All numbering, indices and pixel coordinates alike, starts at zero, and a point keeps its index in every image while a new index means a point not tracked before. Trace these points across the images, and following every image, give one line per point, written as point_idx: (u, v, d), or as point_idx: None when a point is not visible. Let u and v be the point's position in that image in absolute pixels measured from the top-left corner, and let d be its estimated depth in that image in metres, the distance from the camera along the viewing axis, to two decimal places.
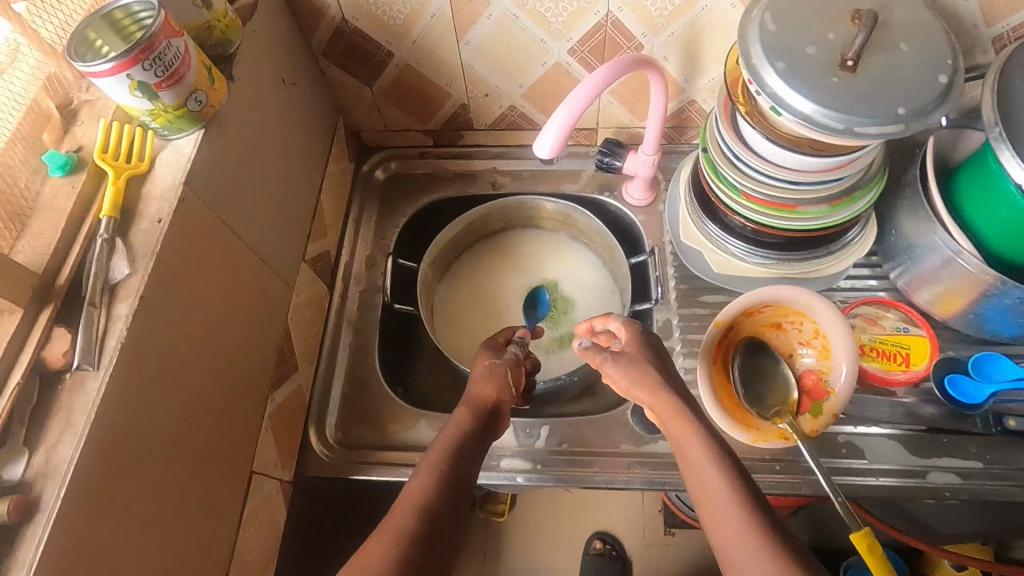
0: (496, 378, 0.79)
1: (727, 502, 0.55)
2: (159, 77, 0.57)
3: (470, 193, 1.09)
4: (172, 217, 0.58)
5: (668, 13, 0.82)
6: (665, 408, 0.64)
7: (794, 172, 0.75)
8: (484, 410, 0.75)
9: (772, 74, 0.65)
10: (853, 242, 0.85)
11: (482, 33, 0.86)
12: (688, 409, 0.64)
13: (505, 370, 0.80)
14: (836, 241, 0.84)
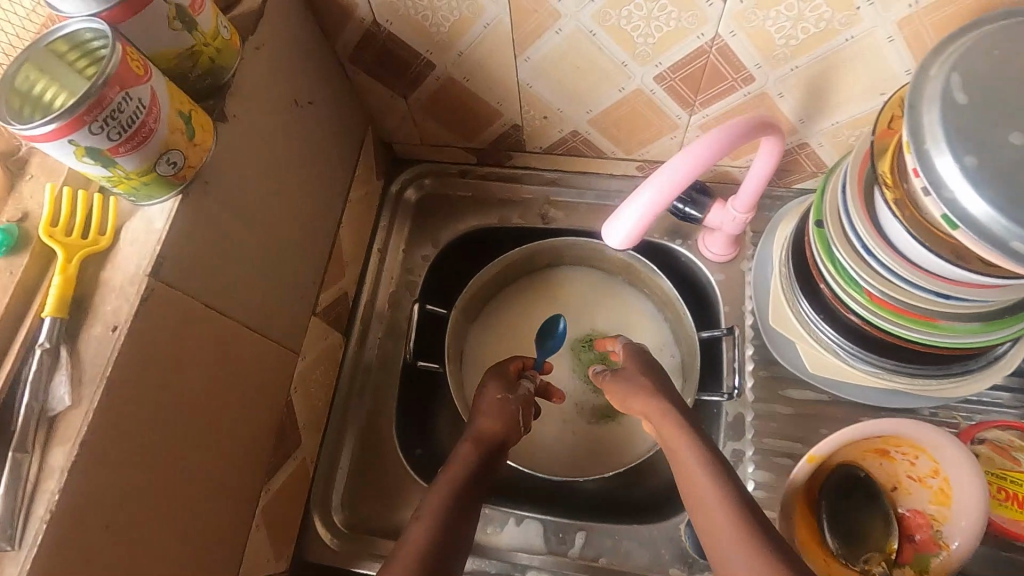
0: (501, 412, 0.78)
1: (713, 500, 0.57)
2: (114, 140, 0.43)
3: (515, 224, 0.92)
4: (131, 326, 0.45)
5: (799, 42, 0.61)
6: (661, 421, 0.68)
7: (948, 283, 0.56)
8: (487, 443, 0.75)
9: (947, 164, 0.46)
10: (1002, 359, 0.66)
11: (547, 49, 0.67)
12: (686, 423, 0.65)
13: (511, 406, 0.78)
14: (979, 359, 0.66)
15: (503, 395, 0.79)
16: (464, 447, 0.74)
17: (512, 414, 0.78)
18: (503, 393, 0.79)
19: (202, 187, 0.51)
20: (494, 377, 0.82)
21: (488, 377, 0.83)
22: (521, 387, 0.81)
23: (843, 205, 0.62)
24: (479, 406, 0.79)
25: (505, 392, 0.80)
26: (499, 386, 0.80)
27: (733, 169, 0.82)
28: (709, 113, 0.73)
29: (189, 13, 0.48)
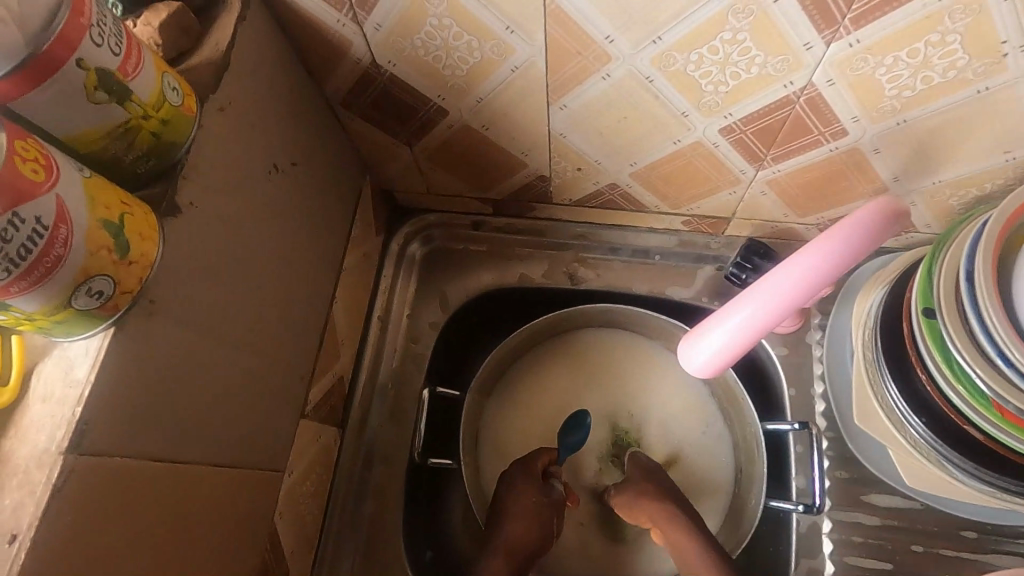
0: (534, 521, 0.65)
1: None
2: (1, 279, 0.29)
3: (538, 285, 0.79)
4: (37, 533, 0.32)
5: (915, 93, 0.48)
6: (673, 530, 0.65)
7: None
8: (518, 559, 0.64)
9: None
10: None
11: (590, 96, 0.54)
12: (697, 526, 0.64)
13: (545, 514, 0.66)
14: None
15: (537, 501, 0.66)
16: (493, 563, 0.63)
17: (547, 524, 0.66)
18: (538, 497, 0.66)
19: (146, 309, 0.38)
20: (522, 474, 0.68)
21: (511, 472, 0.69)
22: (556, 489, 0.68)
23: (967, 295, 0.49)
24: (507, 513, 0.65)
25: (539, 496, 0.66)
26: (533, 489, 0.67)
27: (799, 227, 0.69)
28: (782, 169, 0.60)
29: (118, 78, 0.34)
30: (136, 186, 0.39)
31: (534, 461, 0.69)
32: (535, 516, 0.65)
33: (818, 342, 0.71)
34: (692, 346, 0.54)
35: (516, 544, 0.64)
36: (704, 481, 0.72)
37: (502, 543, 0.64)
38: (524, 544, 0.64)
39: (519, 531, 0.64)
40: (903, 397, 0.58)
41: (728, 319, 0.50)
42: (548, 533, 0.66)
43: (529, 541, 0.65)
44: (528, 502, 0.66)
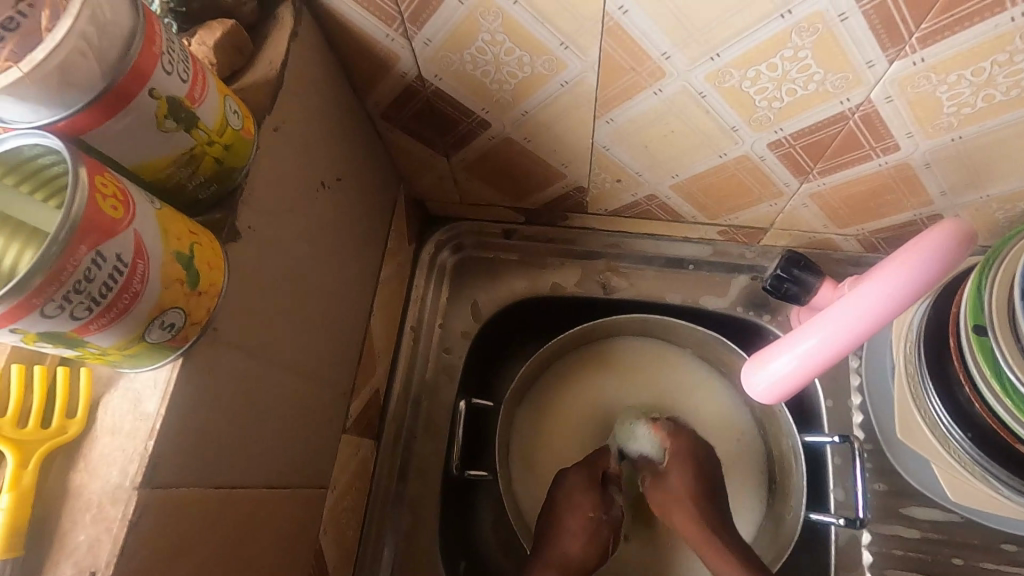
0: (591, 537, 0.67)
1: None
2: (82, 317, 0.28)
3: (570, 294, 0.79)
4: (115, 571, 0.32)
5: (973, 111, 0.47)
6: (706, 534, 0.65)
7: None
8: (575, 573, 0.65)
9: None
10: None
11: (639, 111, 0.53)
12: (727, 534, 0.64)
13: (601, 528, 0.68)
14: None
15: (595, 516, 0.67)
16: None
17: (603, 538, 0.68)
18: (596, 512, 0.67)
19: (211, 338, 0.37)
20: (575, 487, 0.68)
21: (567, 479, 0.69)
22: (613, 503, 0.69)
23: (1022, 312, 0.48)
24: (566, 528, 0.66)
25: (597, 511, 0.67)
26: (590, 502, 0.67)
27: (837, 238, 0.69)
28: (827, 182, 0.60)
29: (186, 105, 0.34)
30: (197, 211, 0.38)
31: (590, 471, 0.69)
32: (592, 532, 0.67)
33: (855, 354, 0.71)
34: (756, 371, 0.55)
35: (573, 558, 0.65)
36: (744, 480, 0.73)
37: (562, 558, 0.65)
38: (579, 559, 0.66)
39: (575, 546, 0.66)
40: (948, 411, 0.58)
41: (796, 346, 0.51)
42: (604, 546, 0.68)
43: (584, 556, 0.66)
44: (585, 517, 0.67)
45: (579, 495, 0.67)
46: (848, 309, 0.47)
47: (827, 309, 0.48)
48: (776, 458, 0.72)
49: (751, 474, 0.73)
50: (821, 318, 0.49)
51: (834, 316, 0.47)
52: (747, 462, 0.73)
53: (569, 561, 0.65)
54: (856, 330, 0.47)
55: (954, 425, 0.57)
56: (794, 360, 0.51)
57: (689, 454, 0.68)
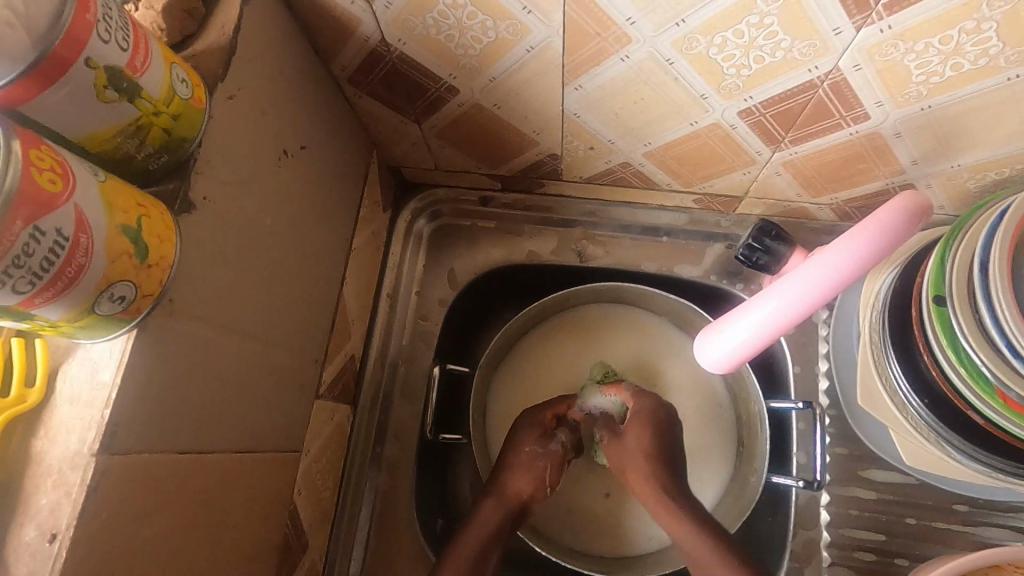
0: (533, 472, 0.66)
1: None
2: (26, 291, 0.29)
3: (547, 261, 0.79)
4: (75, 534, 0.33)
5: (942, 80, 0.47)
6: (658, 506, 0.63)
7: None
8: (514, 509, 0.64)
9: None
10: None
11: (608, 77, 0.52)
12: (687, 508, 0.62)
13: (545, 465, 0.66)
14: None
15: (535, 450, 0.66)
16: (483, 510, 0.64)
17: (545, 474, 0.66)
18: (534, 446, 0.67)
19: (166, 309, 0.38)
20: (524, 427, 0.68)
21: (520, 423, 0.69)
22: (558, 441, 0.68)
23: (981, 285, 0.49)
24: (507, 462, 0.66)
25: (536, 446, 0.67)
26: (533, 439, 0.67)
27: (811, 206, 0.69)
28: (799, 151, 0.59)
29: (127, 74, 0.33)
30: (149, 182, 0.38)
31: (541, 412, 0.69)
32: (532, 465, 0.66)
33: (824, 322, 0.72)
34: (711, 339, 0.56)
35: (511, 490, 0.65)
36: (711, 446, 0.74)
37: (499, 490, 0.65)
38: (518, 494, 0.65)
39: (515, 478, 0.65)
40: (907, 378, 0.59)
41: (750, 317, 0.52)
42: (547, 483, 0.66)
43: (524, 493, 0.65)
44: (524, 452, 0.66)
45: (523, 432, 0.68)
46: (806, 274, 0.47)
47: (786, 273, 0.49)
48: (743, 423, 0.74)
49: (722, 435, 0.75)
50: (780, 282, 0.49)
51: (792, 281, 0.48)
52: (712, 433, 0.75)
53: (505, 493, 0.65)
54: (814, 295, 0.47)
55: (912, 392, 0.59)
56: (757, 325, 0.51)
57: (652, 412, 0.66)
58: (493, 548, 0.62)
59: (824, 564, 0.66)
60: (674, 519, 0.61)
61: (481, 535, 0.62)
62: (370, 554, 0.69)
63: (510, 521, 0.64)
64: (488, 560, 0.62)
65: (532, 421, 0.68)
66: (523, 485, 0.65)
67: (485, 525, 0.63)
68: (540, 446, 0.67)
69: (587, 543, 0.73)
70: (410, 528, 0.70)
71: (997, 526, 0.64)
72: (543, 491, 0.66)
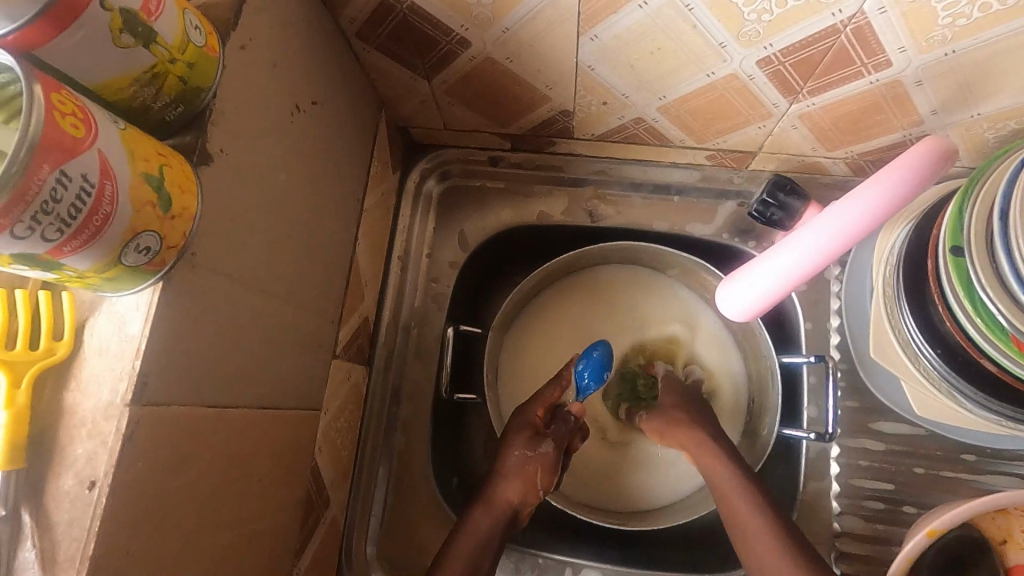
0: (525, 478, 0.63)
1: (757, 521, 0.57)
2: (54, 240, 0.28)
3: (557, 222, 0.79)
4: (113, 481, 0.33)
5: (969, 22, 0.46)
6: (692, 454, 0.64)
7: None
8: (506, 515, 0.62)
9: None
10: None
11: (624, 26, 0.51)
12: (717, 445, 0.64)
13: (534, 470, 0.63)
14: None
15: (523, 454, 0.63)
16: (477, 512, 0.62)
17: (534, 479, 0.63)
18: (523, 450, 0.64)
19: (187, 263, 0.38)
20: (514, 430, 0.66)
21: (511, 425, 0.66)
22: (547, 442, 0.64)
23: (1000, 233, 0.49)
24: (498, 470, 0.64)
25: (524, 449, 0.64)
26: (520, 442, 0.64)
27: (825, 160, 0.68)
28: (817, 102, 0.58)
29: (141, 18, 0.32)
30: (165, 134, 0.38)
31: (529, 412, 0.66)
32: (522, 472, 0.63)
33: (836, 278, 0.72)
34: (728, 291, 0.57)
35: (502, 499, 0.62)
36: (722, 404, 0.75)
37: (490, 497, 0.62)
38: (509, 502, 0.62)
39: (506, 486, 0.62)
40: (920, 331, 0.59)
41: (763, 274, 0.53)
42: (537, 488, 0.63)
43: (516, 500, 0.62)
44: (512, 456, 0.63)
45: (512, 434, 0.65)
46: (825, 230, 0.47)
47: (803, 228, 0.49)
48: (754, 378, 0.75)
49: (731, 392, 0.76)
50: (795, 237, 0.49)
51: (809, 237, 0.48)
52: (721, 392, 0.76)
53: (495, 501, 0.62)
54: (827, 252, 0.48)
55: (925, 344, 0.59)
56: (768, 278, 0.52)
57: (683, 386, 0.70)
58: (484, 555, 0.59)
59: (833, 513, 0.67)
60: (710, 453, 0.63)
61: (477, 539, 0.60)
62: (388, 511, 0.70)
63: (503, 532, 0.61)
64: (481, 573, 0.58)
65: (524, 422, 0.65)
66: (513, 490, 0.62)
67: (479, 533, 0.60)
68: (529, 452, 0.63)
69: (601, 499, 0.73)
70: (427, 483, 0.72)
71: (1003, 474, 0.65)
72: (532, 503, 0.63)
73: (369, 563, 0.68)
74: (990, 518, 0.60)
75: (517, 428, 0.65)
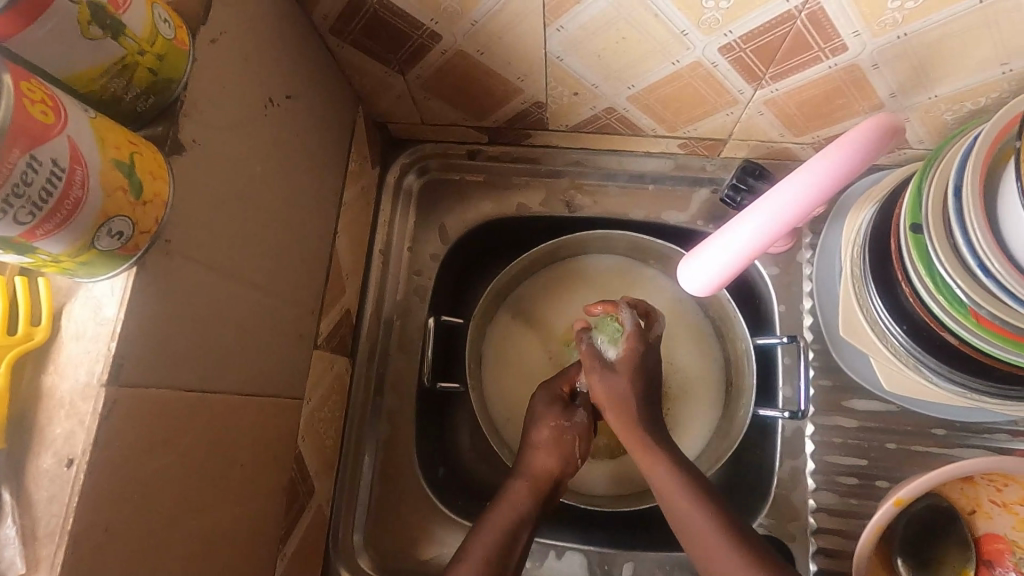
0: (559, 449, 0.64)
1: (705, 519, 0.57)
2: (27, 223, 0.30)
3: (535, 213, 0.80)
4: (92, 458, 0.35)
5: (917, 5, 0.47)
6: (636, 445, 0.62)
7: None
8: (545, 487, 0.62)
9: None
10: None
11: (588, 16, 0.53)
12: (657, 446, 0.62)
13: (571, 438, 0.64)
14: None
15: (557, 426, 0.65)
16: (515, 486, 0.62)
17: (570, 451, 0.64)
18: (559, 422, 0.65)
19: (163, 249, 0.39)
20: (541, 406, 0.67)
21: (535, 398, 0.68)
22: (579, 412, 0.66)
23: (954, 209, 0.50)
24: (531, 444, 0.65)
25: (559, 419, 0.65)
26: (552, 413, 0.66)
27: (793, 146, 0.70)
28: (780, 88, 0.60)
29: (110, 11, 0.33)
30: (139, 124, 0.39)
31: (553, 387, 0.68)
32: (558, 441, 0.64)
33: (808, 261, 0.74)
34: (692, 265, 0.58)
35: (540, 470, 0.63)
36: (703, 389, 0.77)
37: (527, 470, 0.63)
38: (549, 471, 0.63)
39: (541, 457, 0.63)
40: (887, 309, 0.61)
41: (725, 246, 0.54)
42: (573, 458, 0.64)
43: (553, 469, 0.63)
44: (546, 428, 0.65)
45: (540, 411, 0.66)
46: (770, 207, 0.50)
47: (753, 204, 0.51)
48: (731, 362, 0.76)
49: (709, 388, 0.77)
50: (744, 216, 0.52)
51: (756, 215, 0.51)
52: (704, 377, 0.77)
53: (535, 473, 0.63)
54: (781, 223, 0.50)
55: (892, 322, 0.61)
56: (729, 256, 0.54)
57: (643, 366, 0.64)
58: (520, 529, 0.59)
59: (809, 490, 0.69)
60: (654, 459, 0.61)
61: (514, 511, 0.60)
62: (373, 500, 0.71)
63: (542, 503, 0.62)
64: (517, 545, 0.58)
65: (552, 395, 0.67)
66: (552, 458, 0.63)
67: (518, 505, 0.60)
68: (564, 424, 0.65)
69: (584, 484, 0.74)
70: (412, 473, 0.72)
71: (973, 447, 0.67)
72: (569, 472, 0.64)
73: (355, 551, 0.69)
74: (960, 489, 0.62)
75: (547, 401, 0.67)
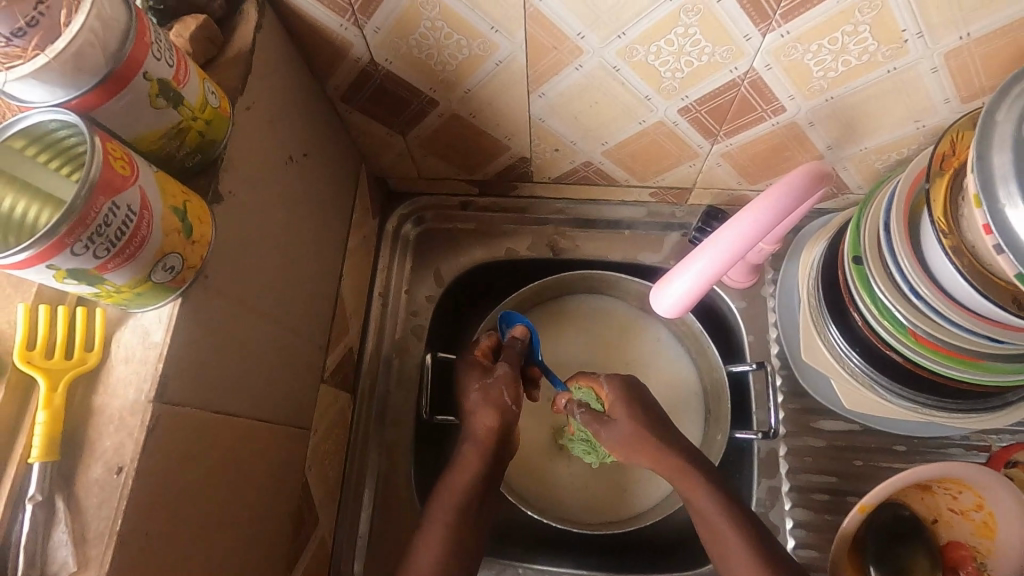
0: (492, 404, 0.68)
1: (738, 546, 0.61)
2: (102, 257, 0.35)
3: (523, 257, 0.87)
4: (139, 465, 0.39)
5: (838, 74, 0.57)
6: (666, 465, 0.66)
7: (993, 328, 0.52)
8: (491, 443, 0.67)
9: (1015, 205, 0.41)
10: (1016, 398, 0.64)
11: (565, 85, 0.62)
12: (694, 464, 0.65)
13: (497, 390, 0.69)
14: (997, 394, 0.64)
15: (480, 384, 0.69)
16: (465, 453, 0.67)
17: (500, 399, 0.69)
18: (481, 381, 0.70)
19: (202, 283, 0.45)
20: (465, 374, 0.72)
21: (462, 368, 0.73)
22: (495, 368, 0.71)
23: (886, 243, 0.58)
24: (467, 408, 0.70)
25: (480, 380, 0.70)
26: (475, 375, 0.70)
27: (750, 193, 0.79)
28: (733, 142, 0.69)
29: (173, 86, 0.41)
30: (184, 178, 0.46)
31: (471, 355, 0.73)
32: (487, 398, 0.68)
33: (772, 294, 0.81)
34: (663, 291, 0.65)
35: (481, 430, 0.68)
36: (684, 420, 0.82)
37: (473, 433, 0.68)
38: (488, 427, 0.68)
39: (479, 418, 0.68)
40: (841, 334, 0.68)
41: (683, 275, 0.62)
42: (507, 404, 0.68)
43: (491, 424, 0.68)
44: (473, 391, 0.69)
45: (465, 379, 0.71)
46: (713, 249, 0.58)
47: (704, 242, 0.59)
48: (709, 390, 0.82)
49: (691, 407, 0.82)
50: (697, 253, 0.60)
51: (709, 249, 0.59)
52: (681, 412, 0.82)
53: (477, 434, 0.68)
54: (726, 258, 0.58)
55: (847, 346, 0.68)
56: (688, 285, 0.62)
57: (631, 394, 0.69)
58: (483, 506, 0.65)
59: (787, 509, 0.73)
60: (690, 483, 0.64)
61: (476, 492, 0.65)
62: (374, 532, 0.74)
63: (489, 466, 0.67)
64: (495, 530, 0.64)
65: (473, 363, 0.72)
66: (484, 417, 0.68)
67: (468, 469, 0.66)
68: (485, 381, 0.69)
69: (577, 512, 0.78)
70: (410, 505, 0.75)
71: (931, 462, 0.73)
72: (508, 418, 0.68)
73: None
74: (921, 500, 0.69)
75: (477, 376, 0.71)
